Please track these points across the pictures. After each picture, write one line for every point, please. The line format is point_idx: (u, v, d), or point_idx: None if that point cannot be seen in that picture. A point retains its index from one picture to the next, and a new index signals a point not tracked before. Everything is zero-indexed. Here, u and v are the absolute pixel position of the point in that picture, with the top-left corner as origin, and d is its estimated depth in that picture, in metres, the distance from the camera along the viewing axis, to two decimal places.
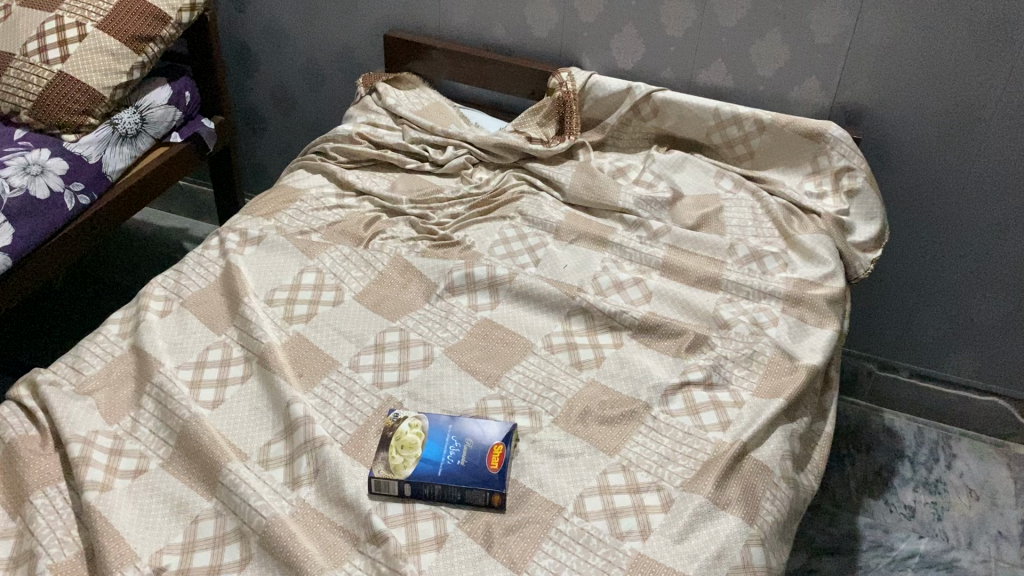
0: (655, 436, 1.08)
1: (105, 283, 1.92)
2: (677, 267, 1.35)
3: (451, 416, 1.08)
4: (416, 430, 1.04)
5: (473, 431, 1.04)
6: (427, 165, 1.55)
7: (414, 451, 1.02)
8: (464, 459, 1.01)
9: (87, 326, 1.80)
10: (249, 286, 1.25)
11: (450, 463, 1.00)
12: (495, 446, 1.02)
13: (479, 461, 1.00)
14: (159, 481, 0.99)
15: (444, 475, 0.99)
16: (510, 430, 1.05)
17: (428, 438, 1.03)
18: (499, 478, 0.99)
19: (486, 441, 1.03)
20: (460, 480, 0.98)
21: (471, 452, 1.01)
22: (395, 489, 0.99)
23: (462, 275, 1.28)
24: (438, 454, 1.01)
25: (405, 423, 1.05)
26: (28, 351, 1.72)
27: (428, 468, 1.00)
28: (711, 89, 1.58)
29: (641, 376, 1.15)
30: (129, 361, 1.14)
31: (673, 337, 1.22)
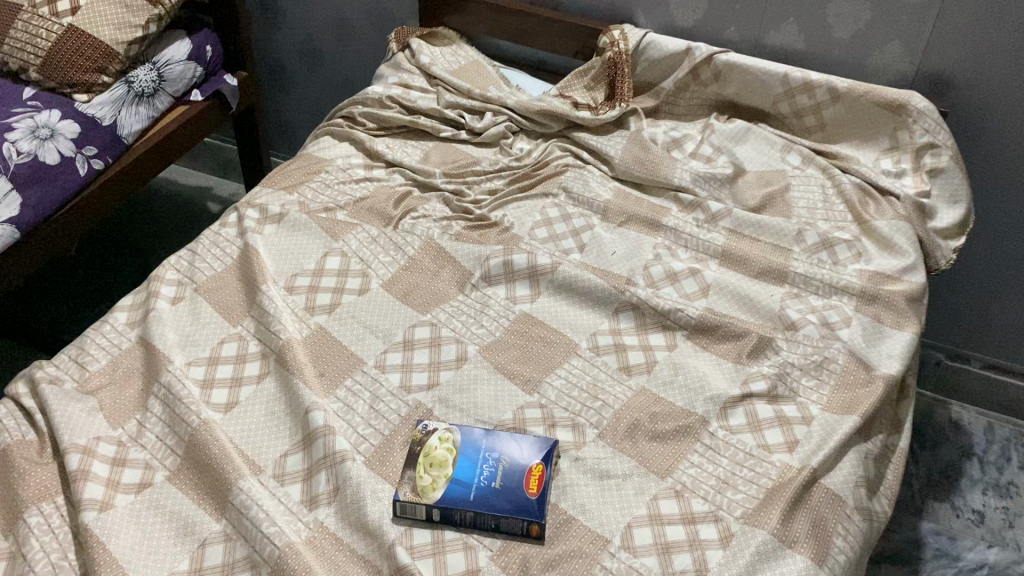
0: (712, 456, 0.97)
1: (129, 247, 1.84)
2: (738, 257, 1.22)
3: (485, 428, 0.97)
4: (447, 445, 0.94)
5: (510, 447, 0.94)
6: (462, 134, 1.42)
7: (444, 471, 0.91)
8: (498, 481, 0.90)
9: (111, 296, 1.72)
10: (268, 272, 1.15)
11: (484, 485, 0.90)
12: (534, 466, 0.92)
13: (515, 484, 0.90)
14: (164, 496, 0.91)
15: (477, 499, 0.88)
16: (550, 447, 0.94)
17: (459, 455, 0.93)
18: (538, 506, 0.88)
19: (523, 460, 0.92)
20: (495, 506, 0.88)
21: (507, 473, 0.91)
22: (423, 514, 0.89)
23: (499, 264, 1.16)
24: (471, 475, 0.91)
25: (434, 437, 0.95)
26: (49, 322, 1.65)
27: (460, 491, 0.89)
28: (779, 51, 1.43)
29: (697, 386, 1.03)
30: (137, 356, 1.05)
31: (733, 340, 1.09)
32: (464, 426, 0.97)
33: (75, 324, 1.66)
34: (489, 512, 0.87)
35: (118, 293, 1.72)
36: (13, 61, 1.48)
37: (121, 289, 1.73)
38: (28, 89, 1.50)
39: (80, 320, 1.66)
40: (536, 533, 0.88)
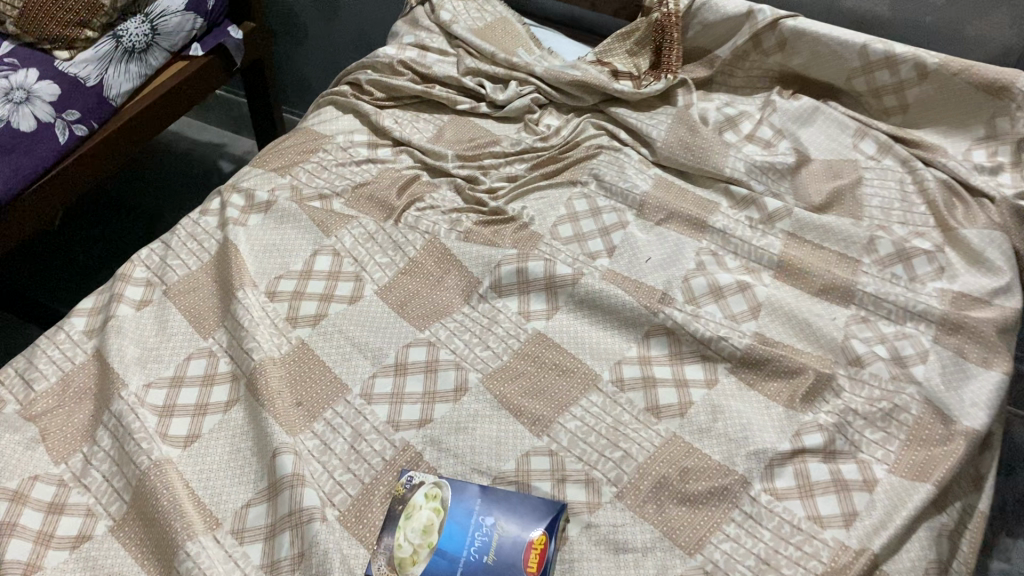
0: (752, 528, 0.81)
1: (131, 207, 1.67)
2: (796, 269, 1.03)
3: (480, 484, 0.83)
4: (433, 506, 0.80)
5: (507, 512, 0.80)
6: (483, 107, 1.24)
7: (427, 538, 0.78)
8: (491, 556, 0.77)
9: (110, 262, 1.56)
10: (247, 273, 1.00)
11: (473, 560, 0.76)
12: (534, 539, 0.77)
13: (510, 560, 0.76)
14: (103, 555, 0.78)
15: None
16: (557, 512, 0.79)
17: (447, 519, 0.79)
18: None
19: (523, 529, 0.78)
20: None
21: (501, 546, 0.77)
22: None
23: (512, 272, 1.00)
24: (458, 546, 0.78)
25: (420, 494, 0.81)
26: (42, 291, 1.51)
27: (445, 566, 0.76)
28: (859, 17, 1.21)
29: (738, 435, 0.87)
30: (90, 373, 0.92)
31: (785, 378, 0.92)
32: (457, 479, 0.83)
33: (71, 295, 1.51)
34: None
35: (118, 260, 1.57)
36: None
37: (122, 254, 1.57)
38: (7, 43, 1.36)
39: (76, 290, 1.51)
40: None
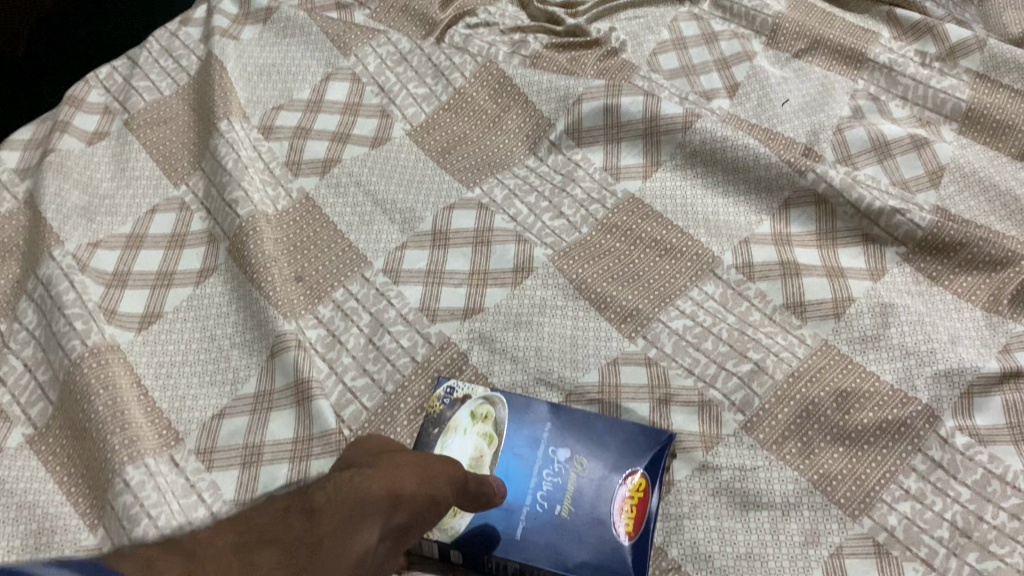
0: (943, 483, 0.55)
1: None
2: (992, 121, 0.74)
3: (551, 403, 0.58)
4: (484, 432, 0.56)
5: (589, 448, 0.55)
6: None
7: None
8: (566, 509, 0.53)
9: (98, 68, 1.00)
10: (236, 101, 0.74)
11: (540, 512, 0.52)
12: (629, 488, 0.54)
13: (595, 514, 0.52)
14: (14, 477, 0.55)
15: (523, 539, 0.51)
16: (663, 449, 0.55)
17: (504, 452, 0.55)
18: (635, 560, 0.51)
19: (611, 473, 0.54)
20: (560, 555, 0.51)
21: (581, 496, 0.53)
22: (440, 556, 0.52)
23: (598, 110, 0.73)
24: (517, 491, 0.53)
25: (464, 415, 0.57)
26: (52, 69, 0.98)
27: (498, 519, 0.52)
28: None
29: (920, 349, 0.61)
30: (19, 225, 0.67)
31: (985, 270, 0.65)
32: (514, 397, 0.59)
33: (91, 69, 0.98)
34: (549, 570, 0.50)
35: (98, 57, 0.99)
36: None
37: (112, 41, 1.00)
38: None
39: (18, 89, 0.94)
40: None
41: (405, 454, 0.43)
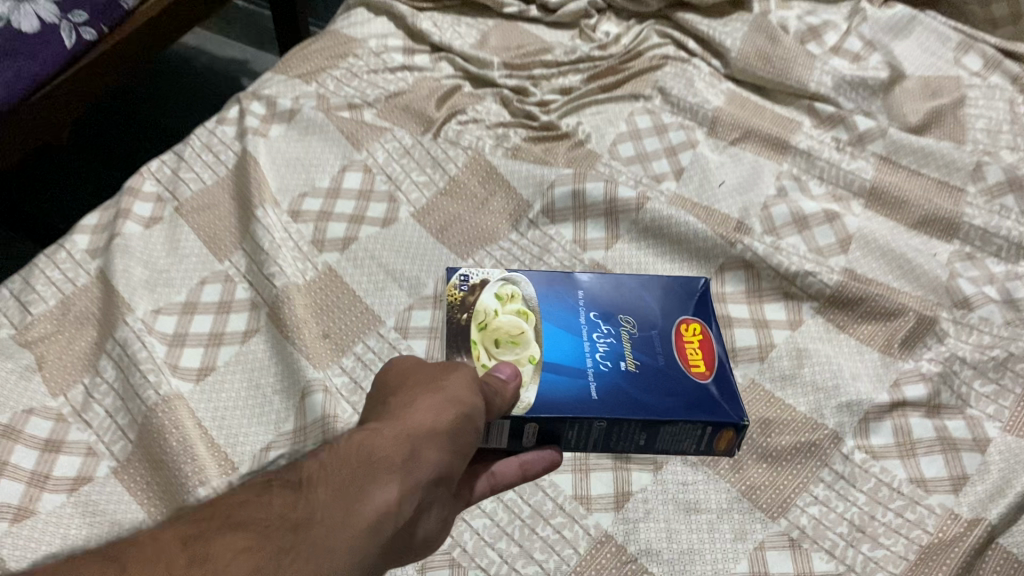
0: (844, 490, 0.70)
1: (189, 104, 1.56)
2: (891, 197, 0.90)
3: (576, 285, 0.71)
4: (515, 311, 0.67)
5: (634, 313, 0.69)
6: (534, 10, 1.11)
7: (528, 352, 0.64)
8: (631, 362, 0.64)
9: (101, 162, 1.48)
10: (269, 190, 0.89)
11: (612, 367, 0.64)
12: (678, 337, 0.67)
13: (668, 362, 0.65)
14: (105, 500, 0.69)
15: (606, 395, 0.62)
16: (699, 301, 0.71)
17: (544, 323, 0.66)
18: (716, 392, 0.63)
19: (659, 329, 0.67)
20: (646, 402, 0.62)
21: (638, 348, 0.65)
22: (511, 439, 0.62)
23: (567, 194, 0.88)
24: (580, 353, 0.64)
25: (493, 299, 0.68)
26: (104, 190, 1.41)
27: (574, 380, 0.62)
28: None
29: (829, 385, 0.76)
30: (94, 297, 0.82)
31: (882, 320, 0.80)
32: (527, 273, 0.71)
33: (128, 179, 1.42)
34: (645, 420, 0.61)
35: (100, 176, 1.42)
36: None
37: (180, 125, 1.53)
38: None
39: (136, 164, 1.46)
40: (726, 441, 0.64)
41: (420, 391, 0.52)
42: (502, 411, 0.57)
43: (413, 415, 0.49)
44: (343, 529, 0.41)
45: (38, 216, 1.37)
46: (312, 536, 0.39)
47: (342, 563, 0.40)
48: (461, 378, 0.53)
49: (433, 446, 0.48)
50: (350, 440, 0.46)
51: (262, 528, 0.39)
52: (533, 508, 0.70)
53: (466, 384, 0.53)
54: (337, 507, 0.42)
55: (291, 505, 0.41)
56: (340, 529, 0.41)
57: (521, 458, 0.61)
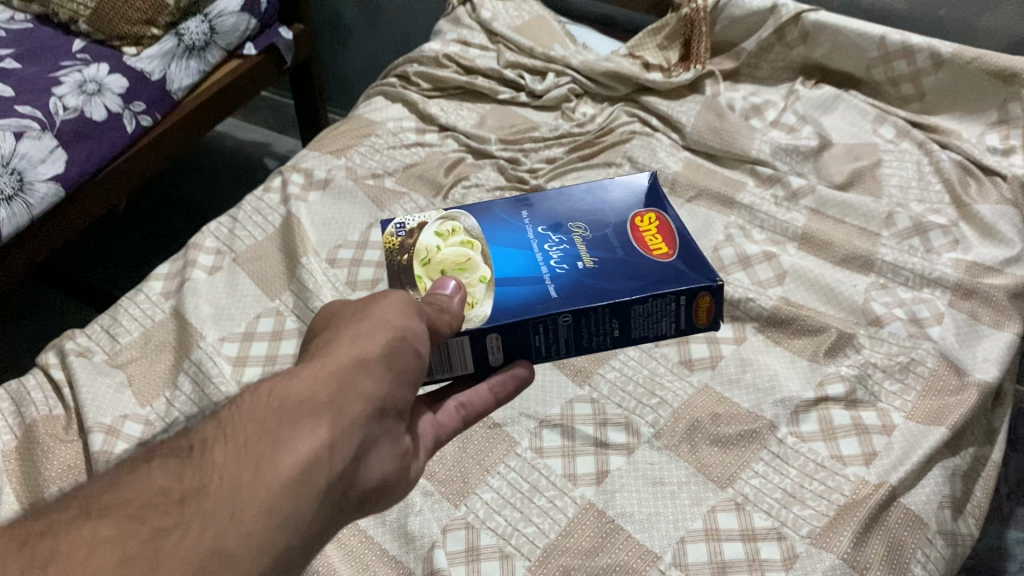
0: (779, 466, 0.88)
1: (220, 190, 1.83)
2: (819, 240, 1.11)
3: (525, 214, 0.80)
4: (459, 242, 0.75)
5: (588, 223, 0.78)
6: (522, 96, 1.34)
7: (478, 274, 0.72)
8: (591, 263, 0.73)
9: (141, 234, 1.71)
10: (310, 243, 1.08)
11: (570, 270, 0.73)
12: (636, 232, 0.77)
13: (627, 254, 0.74)
14: None
15: (566, 294, 0.70)
16: (647, 199, 0.81)
17: (490, 248, 0.74)
18: (681, 267, 0.73)
19: (615, 229, 0.77)
20: (612, 290, 0.70)
21: (596, 250, 0.75)
22: (479, 363, 0.72)
23: None
24: (535, 268, 0.73)
25: (436, 238, 0.75)
26: (146, 260, 1.65)
27: (530, 289, 0.71)
28: (877, 10, 1.30)
29: (767, 386, 0.94)
30: (169, 329, 1.00)
31: (810, 335, 1.00)
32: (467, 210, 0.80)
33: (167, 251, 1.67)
34: (614, 306, 0.70)
35: (143, 251, 1.67)
36: (47, 4, 1.48)
37: (209, 205, 1.78)
38: (30, 20, 1.51)
39: (167, 243, 1.69)
40: (705, 310, 0.73)
41: (343, 339, 0.59)
42: (454, 326, 0.65)
43: (339, 355, 0.57)
44: (254, 479, 0.47)
45: (91, 280, 1.60)
46: (206, 499, 0.46)
47: (248, 517, 0.46)
48: (388, 315, 0.61)
49: (361, 377, 0.56)
50: (266, 391, 0.53)
51: (145, 503, 0.45)
52: (530, 484, 0.87)
53: (386, 324, 0.60)
54: (250, 458, 0.48)
55: (183, 475, 0.47)
56: (252, 480, 0.47)
57: (489, 385, 0.73)
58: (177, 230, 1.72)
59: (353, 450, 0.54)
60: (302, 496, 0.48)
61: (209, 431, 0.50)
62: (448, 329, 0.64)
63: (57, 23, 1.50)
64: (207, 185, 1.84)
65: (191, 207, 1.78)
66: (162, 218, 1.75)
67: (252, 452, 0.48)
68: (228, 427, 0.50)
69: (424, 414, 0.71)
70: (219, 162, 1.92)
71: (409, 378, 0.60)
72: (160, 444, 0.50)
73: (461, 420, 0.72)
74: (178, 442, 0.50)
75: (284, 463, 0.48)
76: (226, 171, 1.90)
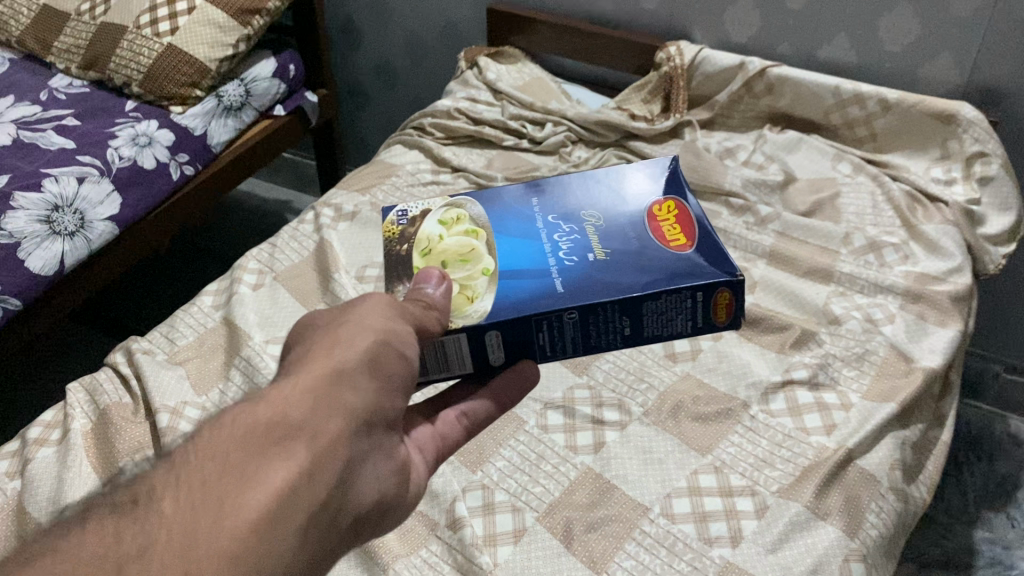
0: (752, 436, 1.02)
1: (242, 239, 2.01)
2: (786, 257, 1.27)
3: (542, 212, 0.86)
4: (464, 236, 0.82)
5: (607, 221, 0.83)
6: (524, 143, 1.52)
7: (482, 265, 0.78)
8: (603, 259, 0.78)
9: (171, 276, 1.88)
10: (340, 262, 1.24)
11: (577, 264, 0.77)
12: (655, 230, 0.81)
13: (645, 249, 0.79)
14: None
15: (571, 290, 0.74)
16: (671, 194, 0.86)
17: (496, 248, 0.80)
18: (701, 261, 0.77)
19: (637, 226, 0.82)
20: (623, 284, 0.74)
21: (610, 247, 0.79)
22: (478, 362, 0.76)
23: None
24: (540, 267, 0.77)
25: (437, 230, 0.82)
26: (175, 297, 1.82)
27: (534, 287, 0.75)
28: (832, 64, 1.49)
29: (740, 373, 1.09)
30: (220, 334, 1.15)
31: (777, 332, 1.15)
32: (479, 202, 0.87)
33: (193, 289, 1.84)
34: (626, 300, 0.73)
35: (173, 290, 1.84)
36: (103, 71, 1.66)
37: (232, 251, 1.96)
38: (87, 86, 1.70)
39: (194, 283, 1.86)
40: (724, 308, 0.76)
41: (321, 350, 0.60)
42: (443, 322, 0.68)
43: (316, 368, 0.58)
44: (216, 523, 0.46)
45: (126, 317, 1.76)
46: (163, 546, 0.45)
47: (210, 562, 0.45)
48: (369, 319, 0.63)
49: (337, 392, 0.57)
50: (230, 424, 0.53)
51: (86, 562, 0.44)
52: (538, 453, 1.01)
53: (364, 334, 0.61)
54: (209, 502, 0.48)
55: (123, 536, 0.45)
56: (216, 524, 0.46)
57: (494, 392, 0.77)
58: (202, 273, 1.89)
59: (338, 471, 0.54)
60: (277, 534, 0.48)
61: (161, 481, 0.49)
62: (438, 324, 0.68)
63: (111, 88, 1.69)
64: (231, 238, 2.01)
65: (216, 254, 1.95)
66: (190, 264, 1.92)
67: (211, 496, 0.48)
68: (186, 465, 0.50)
69: (424, 426, 0.75)
70: (242, 214, 2.11)
71: (396, 382, 0.62)
72: (107, 495, 0.49)
73: (463, 428, 0.76)
74: (125, 497, 0.48)
75: (252, 502, 0.48)
76: (248, 222, 2.08)
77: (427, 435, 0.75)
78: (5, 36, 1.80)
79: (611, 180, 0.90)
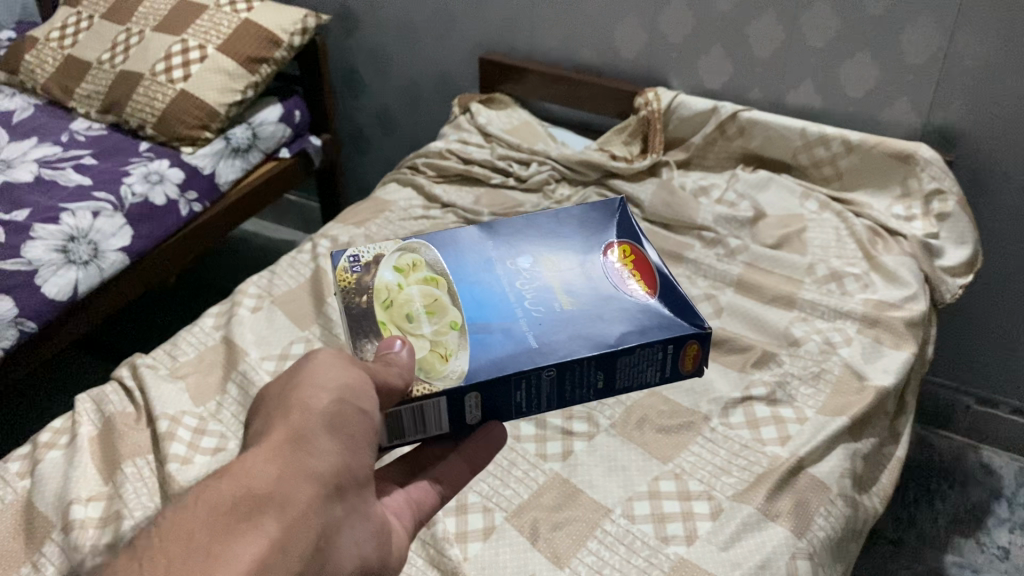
0: (712, 446, 1.09)
1: (241, 271, 2.12)
2: (751, 285, 1.35)
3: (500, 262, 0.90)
4: (423, 284, 0.84)
5: (566, 274, 0.89)
6: (511, 181, 1.62)
7: (450, 319, 0.80)
8: (574, 311, 0.83)
9: (172, 306, 1.98)
10: (334, 286, 1.33)
11: (542, 318, 0.82)
12: (621, 281, 0.88)
13: (611, 300, 0.85)
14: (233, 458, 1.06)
15: (545, 345, 0.79)
16: (620, 241, 0.93)
17: (462, 301, 0.82)
18: (670, 312, 0.84)
19: (600, 278, 0.88)
20: (601, 339, 0.80)
21: (575, 301, 0.85)
22: (458, 421, 0.78)
23: None
24: (508, 319, 0.81)
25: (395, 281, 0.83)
26: (176, 324, 1.91)
27: (505, 344, 0.78)
28: (800, 108, 1.59)
29: (702, 389, 1.17)
30: (219, 352, 1.24)
31: (741, 352, 1.23)
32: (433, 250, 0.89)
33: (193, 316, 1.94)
34: (602, 356, 0.79)
35: (174, 318, 1.94)
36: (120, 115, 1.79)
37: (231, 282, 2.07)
38: (105, 129, 1.81)
39: (194, 311, 1.96)
40: (691, 357, 0.84)
41: (279, 416, 0.62)
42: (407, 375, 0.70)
43: (276, 436, 0.60)
44: None
45: (131, 342, 1.86)
46: None
47: None
48: (325, 379, 0.65)
49: (299, 458, 0.58)
50: (194, 504, 0.53)
51: None
52: (509, 461, 1.08)
53: (323, 397, 0.63)
54: None
55: None
56: None
57: (466, 458, 0.80)
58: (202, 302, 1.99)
59: (310, 542, 0.55)
60: None
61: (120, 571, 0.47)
62: (401, 379, 0.70)
63: (127, 131, 1.81)
64: (232, 272, 2.11)
65: (216, 285, 2.06)
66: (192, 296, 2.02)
67: None
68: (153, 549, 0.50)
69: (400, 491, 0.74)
70: (242, 249, 2.21)
71: (359, 440, 0.63)
72: None
73: (438, 492, 0.76)
74: None
75: None
76: (249, 256, 2.19)
77: (402, 499, 0.74)
78: (31, 84, 1.93)
79: (563, 235, 0.95)
